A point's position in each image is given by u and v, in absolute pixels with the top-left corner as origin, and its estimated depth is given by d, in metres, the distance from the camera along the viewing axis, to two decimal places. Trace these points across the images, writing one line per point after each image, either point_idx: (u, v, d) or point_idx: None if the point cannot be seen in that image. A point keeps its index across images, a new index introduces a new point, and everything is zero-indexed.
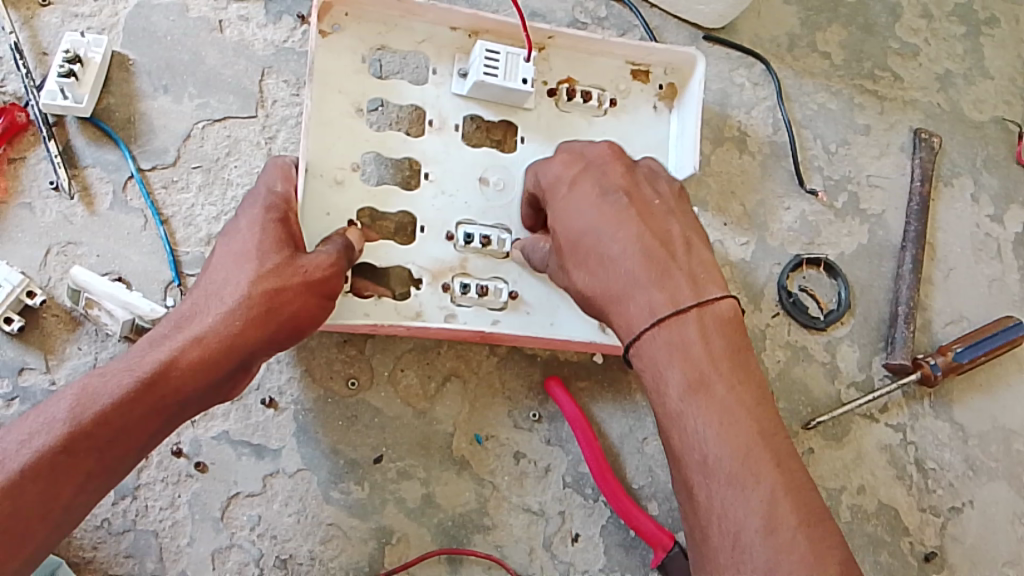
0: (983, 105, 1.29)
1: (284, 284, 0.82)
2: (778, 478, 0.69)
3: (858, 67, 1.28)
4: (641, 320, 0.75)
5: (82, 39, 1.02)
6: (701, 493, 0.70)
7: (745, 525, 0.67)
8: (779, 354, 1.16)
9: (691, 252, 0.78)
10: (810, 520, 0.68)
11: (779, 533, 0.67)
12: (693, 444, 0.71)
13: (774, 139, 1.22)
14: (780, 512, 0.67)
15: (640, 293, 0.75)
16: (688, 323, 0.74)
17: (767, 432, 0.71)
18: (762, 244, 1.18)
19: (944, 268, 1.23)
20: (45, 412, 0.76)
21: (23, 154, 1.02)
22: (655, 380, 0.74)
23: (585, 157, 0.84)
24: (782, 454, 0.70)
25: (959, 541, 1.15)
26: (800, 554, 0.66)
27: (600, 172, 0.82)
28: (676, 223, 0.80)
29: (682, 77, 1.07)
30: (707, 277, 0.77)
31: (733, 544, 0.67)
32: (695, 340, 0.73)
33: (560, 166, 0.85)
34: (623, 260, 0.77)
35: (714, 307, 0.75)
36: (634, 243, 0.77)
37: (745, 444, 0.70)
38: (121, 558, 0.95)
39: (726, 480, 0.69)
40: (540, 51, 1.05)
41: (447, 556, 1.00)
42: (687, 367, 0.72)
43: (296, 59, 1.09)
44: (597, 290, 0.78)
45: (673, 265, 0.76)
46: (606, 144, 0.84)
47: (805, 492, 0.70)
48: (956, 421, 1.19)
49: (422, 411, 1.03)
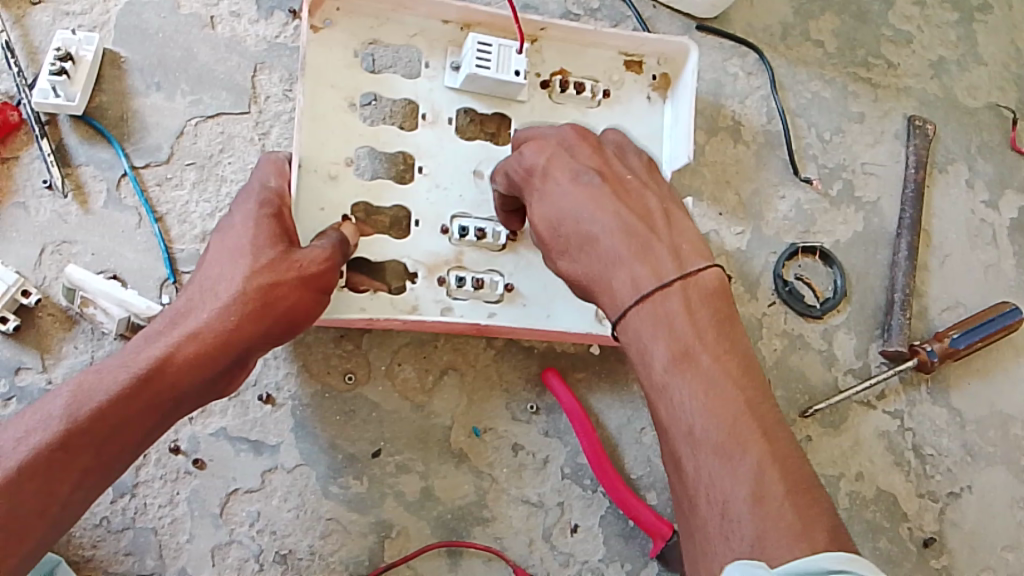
0: (976, 92, 1.29)
1: (279, 278, 0.82)
2: (766, 447, 0.68)
3: (851, 55, 1.27)
4: (623, 296, 0.75)
5: (74, 37, 1.02)
6: (689, 465, 0.70)
7: (732, 494, 0.66)
8: (775, 343, 1.16)
9: (672, 224, 0.79)
10: (798, 488, 0.67)
11: (767, 501, 0.66)
12: (679, 416, 0.71)
13: (769, 128, 1.22)
14: (768, 480, 0.67)
15: (620, 270, 0.76)
16: (670, 295, 0.74)
17: (754, 401, 0.70)
18: (758, 233, 1.19)
19: (940, 254, 1.23)
20: (42, 409, 0.76)
21: (17, 153, 1.02)
22: (641, 356, 0.74)
23: (555, 142, 0.84)
24: (769, 422, 0.70)
25: (957, 526, 1.16)
26: (787, 520, 0.65)
27: (572, 157, 0.83)
28: (655, 197, 0.81)
29: (675, 67, 1.07)
30: (689, 248, 0.77)
31: (721, 515, 0.67)
32: (678, 311, 0.73)
33: (530, 154, 0.84)
34: (603, 238, 0.78)
35: (697, 278, 0.75)
36: (612, 220, 0.78)
37: (731, 414, 0.69)
38: (121, 555, 0.96)
39: (712, 450, 0.68)
40: (533, 43, 1.05)
41: (446, 549, 1.00)
42: (672, 340, 0.72)
43: (289, 55, 1.08)
44: (582, 273, 0.79)
45: (653, 238, 0.77)
46: (577, 129, 0.85)
47: (793, 460, 0.69)
48: (953, 406, 1.19)
49: (419, 405, 1.03)
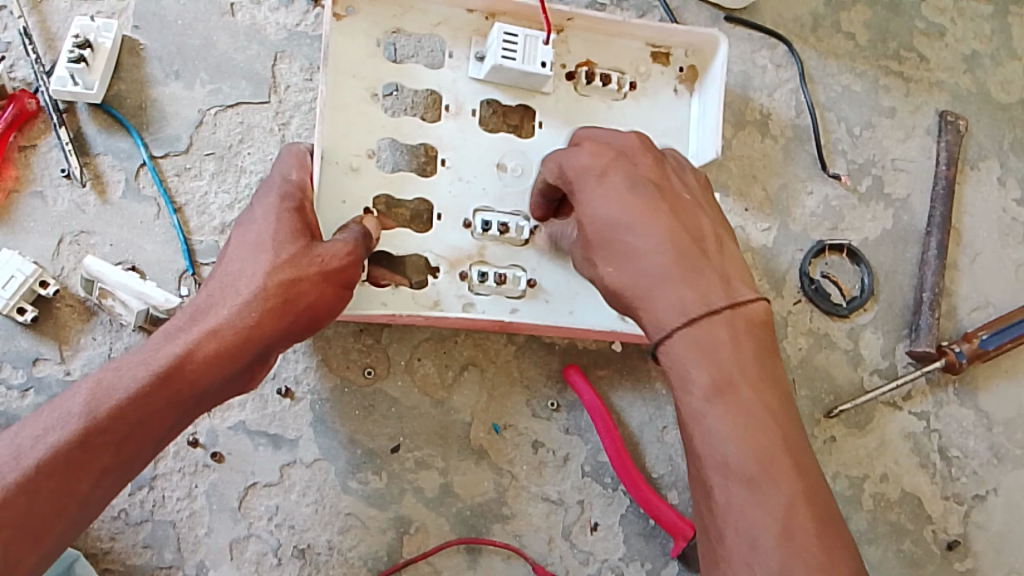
0: (1010, 86, 1.26)
1: (301, 274, 0.81)
2: (800, 484, 0.68)
3: (883, 47, 1.24)
4: (670, 316, 0.73)
5: (92, 24, 1.00)
6: (719, 494, 0.69)
7: (762, 529, 0.66)
8: (800, 341, 1.14)
9: (722, 250, 0.77)
10: (828, 527, 0.67)
11: (796, 539, 0.66)
12: (714, 445, 0.70)
13: (797, 122, 1.20)
14: (798, 518, 0.67)
15: (668, 291, 0.74)
16: (718, 324, 0.72)
17: (790, 438, 0.70)
18: (784, 230, 1.17)
19: (970, 253, 1.20)
20: (61, 406, 0.75)
21: (34, 142, 1.01)
22: (680, 377, 0.72)
23: (613, 146, 0.81)
24: (804, 461, 0.69)
25: (983, 530, 1.14)
26: (816, 560, 0.66)
27: (629, 163, 0.80)
28: (708, 220, 0.79)
29: (703, 59, 1.04)
30: (738, 277, 0.76)
31: (749, 546, 0.67)
32: (724, 341, 0.72)
33: (587, 153, 0.80)
34: (653, 255, 0.75)
35: (747, 309, 0.73)
36: (665, 239, 0.75)
37: (767, 450, 0.69)
38: (139, 548, 0.95)
39: (746, 484, 0.68)
40: (559, 33, 1.03)
41: (465, 546, 0.99)
42: (715, 369, 0.71)
43: (309, 44, 1.07)
44: (624, 284, 0.76)
45: (704, 262, 0.75)
46: (634, 135, 0.82)
47: (822, 501, 0.69)
48: (981, 408, 1.17)
49: (439, 401, 1.02)
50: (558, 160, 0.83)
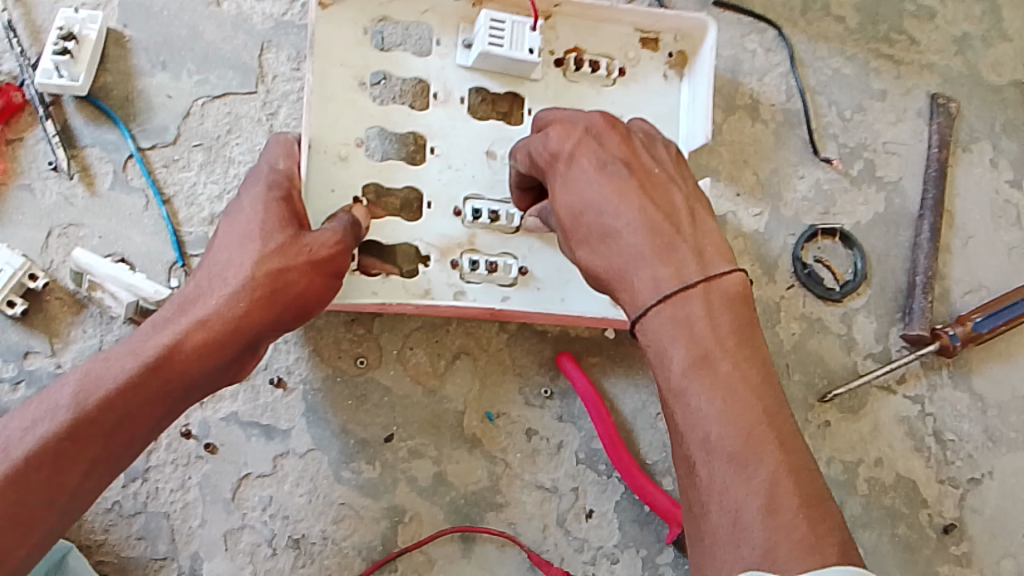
0: (1001, 68, 1.26)
1: (289, 264, 0.81)
2: (782, 458, 0.67)
3: (873, 30, 1.24)
4: (646, 295, 0.73)
5: (77, 16, 1.00)
6: (702, 471, 0.68)
7: (745, 503, 0.66)
8: (793, 326, 1.14)
9: (697, 224, 0.76)
10: (813, 500, 0.67)
11: (780, 513, 0.65)
12: (694, 422, 0.69)
13: (788, 106, 1.19)
14: (782, 492, 0.66)
15: (643, 268, 0.73)
16: (693, 299, 0.72)
17: (771, 411, 0.69)
18: (776, 214, 1.16)
19: (962, 236, 1.20)
20: (50, 398, 0.75)
21: (21, 135, 1.00)
22: (659, 355, 0.72)
23: (584, 126, 0.80)
24: (786, 433, 0.69)
25: (978, 512, 1.14)
26: (801, 534, 0.65)
27: (597, 143, 0.79)
28: (681, 194, 0.78)
29: (693, 44, 1.04)
30: (713, 250, 0.75)
31: (733, 522, 0.66)
32: (699, 316, 0.71)
33: (555, 138, 0.81)
34: (628, 234, 0.75)
35: (720, 282, 0.73)
36: (637, 216, 0.75)
37: (748, 423, 0.68)
38: (133, 540, 0.95)
39: (728, 459, 0.67)
40: (546, 20, 1.02)
41: (459, 534, 0.99)
42: (691, 344, 0.70)
43: (296, 33, 1.06)
44: (603, 267, 0.76)
45: (678, 237, 0.74)
46: (600, 114, 0.82)
47: (805, 474, 0.68)
48: (975, 391, 1.16)
49: (431, 389, 1.02)
50: (530, 147, 0.84)
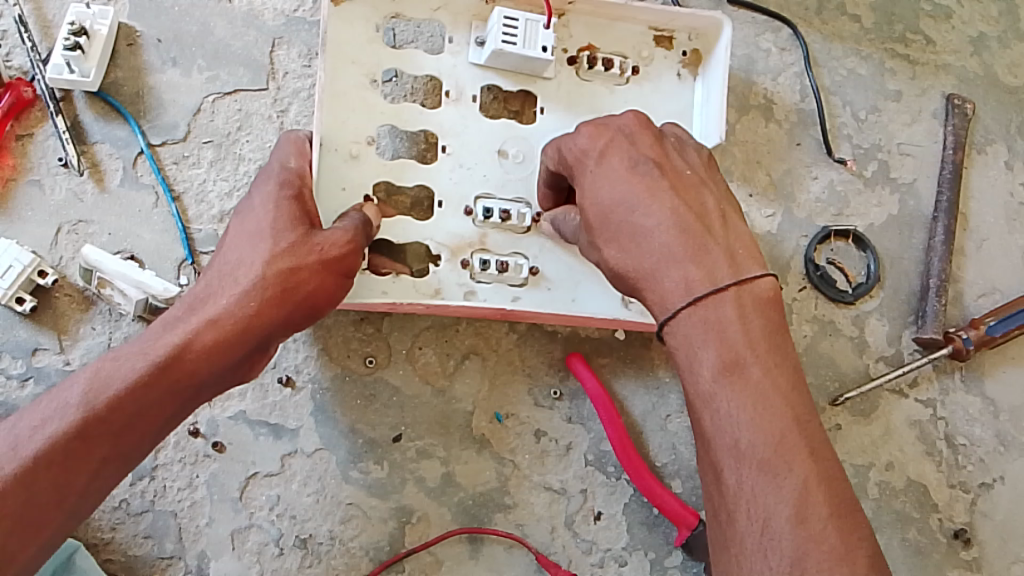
0: (1018, 69, 1.24)
1: (300, 263, 0.80)
2: (813, 466, 0.67)
3: (889, 30, 1.23)
4: (676, 297, 0.72)
5: (88, 11, 0.99)
6: (730, 476, 0.68)
7: (775, 512, 0.65)
8: (805, 328, 1.13)
9: (728, 226, 0.76)
10: (843, 510, 0.66)
11: (809, 523, 0.65)
12: (724, 427, 0.68)
13: (802, 106, 1.18)
14: (812, 501, 0.65)
15: (673, 269, 0.73)
16: (725, 303, 0.71)
17: (802, 420, 0.68)
18: (789, 215, 1.15)
19: (976, 238, 1.19)
20: (58, 398, 0.75)
21: (30, 130, 1.00)
22: (689, 358, 0.71)
23: (609, 127, 0.80)
24: (816, 442, 0.68)
25: (989, 517, 1.13)
26: (830, 544, 0.64)
27: (628, 143, 0.79)
28: (711, 196, 0.77)
29: (707, 42, 1.03)
30: (746, 254, 0.74)
31: (762, 530, 0.65)
32: (732, 320, 0.70)
33: (585, 138, 0.80)
34: (658, 235, 0.74)
35: (753, 286, 0.72)
36: (668, 217, 0.74)
37: (779, 430, 0.67)
38: (140, 538, 0.95)
39: (758, 466, 0.66)
40: (560, 17, 1.01)
41: (467, 535, 0.99)
42: (723, 349, 0.70)
43: (307, 29, 1.06)
44: (631, 267, 0.75)
45: (710, 240, 0.74)
46: (633, 113, 0.81)
47: (836, 482, 0.67)
48: (988, 395, 1.15)
49: (441, 389, 1.01)
50: (561, 146, 0.84)
